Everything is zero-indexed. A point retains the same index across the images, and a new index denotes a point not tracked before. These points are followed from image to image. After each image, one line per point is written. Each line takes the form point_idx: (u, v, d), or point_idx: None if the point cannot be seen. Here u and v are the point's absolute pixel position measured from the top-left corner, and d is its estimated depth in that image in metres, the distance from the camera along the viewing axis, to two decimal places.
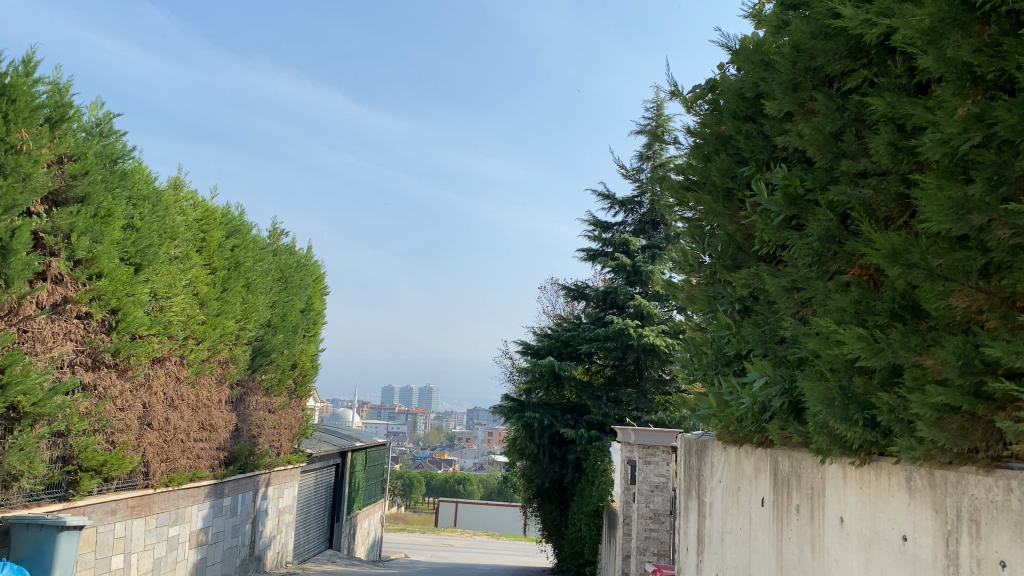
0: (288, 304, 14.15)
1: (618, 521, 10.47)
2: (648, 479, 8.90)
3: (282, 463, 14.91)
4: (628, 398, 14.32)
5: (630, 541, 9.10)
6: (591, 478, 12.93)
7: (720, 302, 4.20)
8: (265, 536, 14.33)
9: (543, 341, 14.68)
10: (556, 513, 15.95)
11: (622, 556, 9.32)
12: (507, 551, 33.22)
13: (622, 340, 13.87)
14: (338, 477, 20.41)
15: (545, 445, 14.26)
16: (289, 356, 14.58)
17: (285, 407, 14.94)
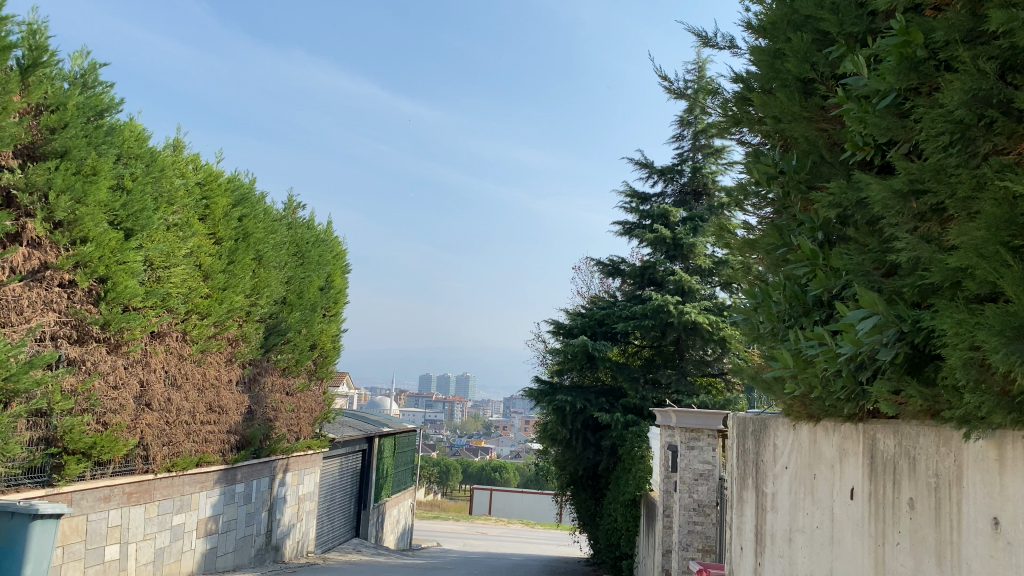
0: (304, 280, 13.38)
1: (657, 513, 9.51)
2: (691, 467, 7.94)
3: (302, 448, 14.19)
4: (667, 380, 13.31)
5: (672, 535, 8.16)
6: (628, 466, 12.00)
7: (794, 234, 3.25)
8: (283, 524, 13.62)
9: (576, 320, 13.72)
10: (590, 502, 15.06)
11: (662, 551, 8.39)
12: (541, 540, 32.35)
13: (662, 318, 12.80)
14: (365, 464, 19.69)
15: (577, 430, 13.33)
16: (307, 336, 13.83)
17: (303, 389, 14.20)
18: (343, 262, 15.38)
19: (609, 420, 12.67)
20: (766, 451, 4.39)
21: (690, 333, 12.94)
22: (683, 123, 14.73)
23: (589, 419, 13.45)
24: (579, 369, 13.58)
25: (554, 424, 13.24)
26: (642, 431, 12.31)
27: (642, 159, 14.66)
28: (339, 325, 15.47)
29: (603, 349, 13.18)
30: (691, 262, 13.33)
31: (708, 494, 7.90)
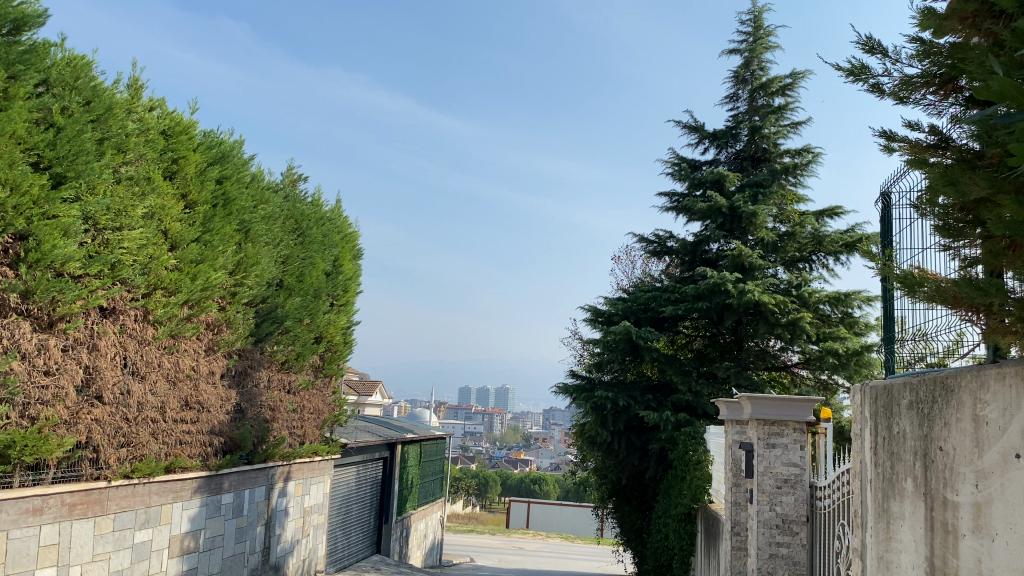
0: (306, 262, 11.76)
1: (723, 530, 7.61)
2: (773, 470, 6.06)
3: (307, 454, 12.53)
4: (725, 373, 11.41)
5: (749, 561, 6.29)
6: (682, 473, 10.11)
7: None
8: (284, 541, 11.95)
9: (617, 305, 11.86)
10: (635, 515, 13.19)
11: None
12: (581, 557, 30.46)
13: (718, 299, 10.85)
14: (386, 473, 17.97)
15: (619, 432, 11.48)
16: (311, 327, 12.19)
17: (307, 387, 12.55)
18: (353, 245, 13.72)
19: (656, 420, 10.80)
20: (954, 436, 2.58)
21: (752, 318, 10.98)
22: (739, 80, 12.91)
23: (633, 419, 11.59)
24: (621, 361, 11.71)
25: (593, 425, 11.40)
26: (699, 432, 10.43)
27: (691, 121, 12.76)
28: (351, 317, 13.80)
29: (649, 337, 11.30)
30: (751, 235, 11.39)
31: (795, 507, 6.01)
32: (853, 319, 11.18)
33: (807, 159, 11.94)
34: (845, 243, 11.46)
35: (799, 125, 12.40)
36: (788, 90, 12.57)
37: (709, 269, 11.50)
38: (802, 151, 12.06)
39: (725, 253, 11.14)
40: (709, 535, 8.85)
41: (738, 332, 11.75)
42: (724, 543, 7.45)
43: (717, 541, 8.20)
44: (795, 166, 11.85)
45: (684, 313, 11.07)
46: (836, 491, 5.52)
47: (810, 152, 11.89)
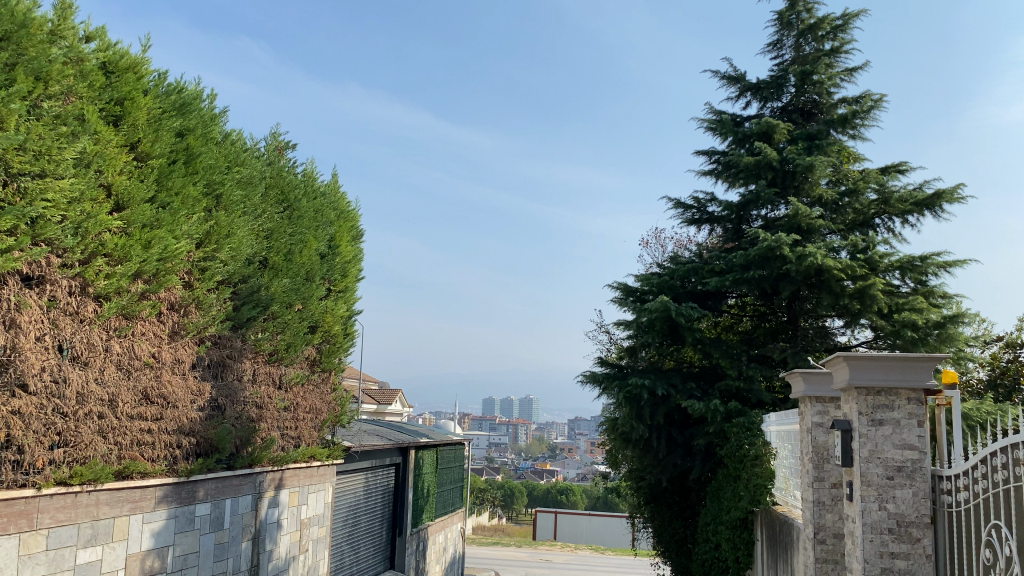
0: (295, 239, 10.33)
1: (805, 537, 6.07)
2: (884, 458, 4.73)
3: (302, 459, 11.06)
4: (781, 354, 9.84)
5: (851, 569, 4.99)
6: (737, 471, 8.55)
7: None
8: (277, 557, 10.48)
9: (651, 279, 10.33)
10: (676, 523, 11.63)
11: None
12: (613, 569, 28.72)
13: (775, 266, 9.29)
14: (399, 482, 16.46)
15: (657, 426, 9.95)
16: (303, 315, 10.75)
17: (301, 383, 11.11)
18: (351, 224, 12.28)
19: (701, 411, 9.25)
20: None
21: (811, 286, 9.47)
22: (784, 25, 11.42)
23: (674, 411, 10.05)
24: (658, 344, 10.17)
25: (627, 419, 9.87)
26: (754, 422, 8.86)
27: (731, 72, 11.28)
28: (352, 306, 12.37)
29: (690, 314, 9.74)
30: (805, 191, 9.85)
31: (913, 506, 4.64)
32: (927, 290, 9.66)
33: (867, 105, 10.37)
34: (914, 202, 9.86)
35: (855, 71, 10.84)
36: (839, 33, 11.06)
37: (761, 233, 9.93)
38: (861, 99, 10.49)
39: (779, 213, 9.59)
40: (775, 545, 7.29)
41: (793, 308, 10.19)
42: (806, 552, 6.06)
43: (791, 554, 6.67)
44: (855, 114, 10.30)
45: (733, 283, 9.52)
46: (979, 482, 4.09)
47: (870, 98, 10.31)
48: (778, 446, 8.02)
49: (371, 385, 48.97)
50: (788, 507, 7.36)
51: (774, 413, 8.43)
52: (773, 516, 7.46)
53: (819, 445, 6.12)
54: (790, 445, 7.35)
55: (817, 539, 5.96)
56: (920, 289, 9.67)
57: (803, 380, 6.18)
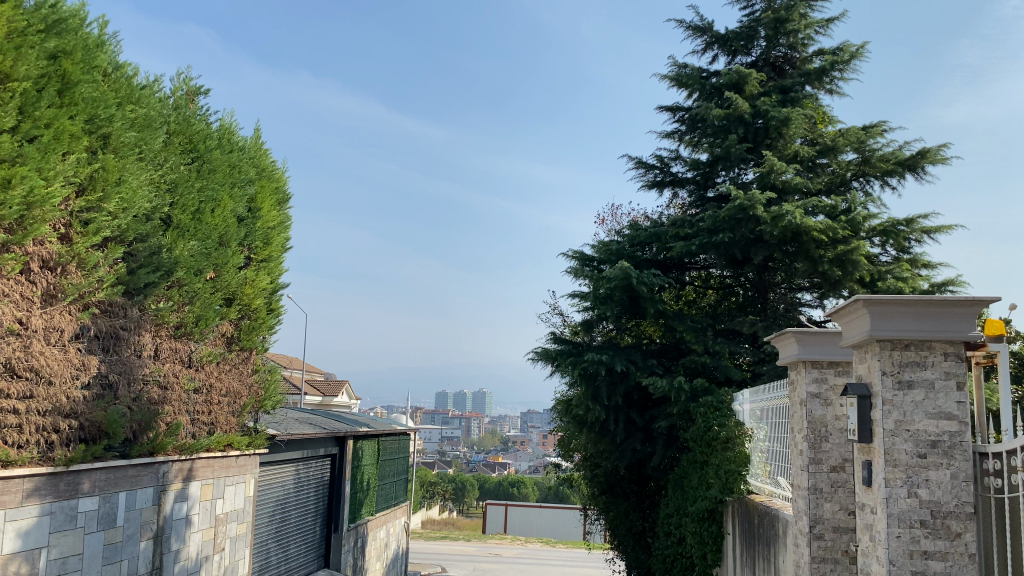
0: (204, 197, 9.05)
1: (806, 530, 5.22)
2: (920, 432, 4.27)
3: (215, 447, 9.79)
4: (752, 328, 8.92)
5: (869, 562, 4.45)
6: (705, 459, 7.61)
7: None
8: (186, 559, 9.22)
9: (608, 248, 9.29)
10: (634, 515, 10.66)
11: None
12: (563, 563, 27.78)
13: (746, 228, 8.36)
14: (335, 474, 15.22)
15: (615, 407, 8.94)
16: (212, 286, 9.47)
17: (215, 361, 9.83)
18: (275, 187, 11.05)
19: (665, 389, 8.28)
20: None
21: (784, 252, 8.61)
22: None
23: (633, 391, 9.05)
24: (616, 316, 9.16)
25: (582, 399, 8.83)
26: (724, 401, 7.92)
27: (698, 22, 10.34)
28: (277, 278, 11.14)
29: (652, 282, 8.75)
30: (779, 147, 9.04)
31: (953, 494, 4.16)
32: (910, 258, 8.89)
33: (846, 57, 9.54)
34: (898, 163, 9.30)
35: (830, 22, 10.00)
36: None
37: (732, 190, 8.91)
38: (839, 50, 9.80)
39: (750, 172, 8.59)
40: (753, 539, 6.36)
41: (763, 279, 9.29)
42: (804, 546, 5.26)
43: (779, 548, 5.79)
44: (832, 65, 9.56)
45: (699, 248, 8.53)
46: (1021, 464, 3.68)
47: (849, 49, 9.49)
48: (755, 424, 7.02)
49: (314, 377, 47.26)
50: (768, 496, 6.47)
51: (751, 388, 7.39)
52: (752, 506, 6.46)
53: (817, 420, 5.39)
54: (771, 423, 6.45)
55: (814, 532, 5.19)
56: (903, 257, 8.89)
57: (805, 340, 5.47)
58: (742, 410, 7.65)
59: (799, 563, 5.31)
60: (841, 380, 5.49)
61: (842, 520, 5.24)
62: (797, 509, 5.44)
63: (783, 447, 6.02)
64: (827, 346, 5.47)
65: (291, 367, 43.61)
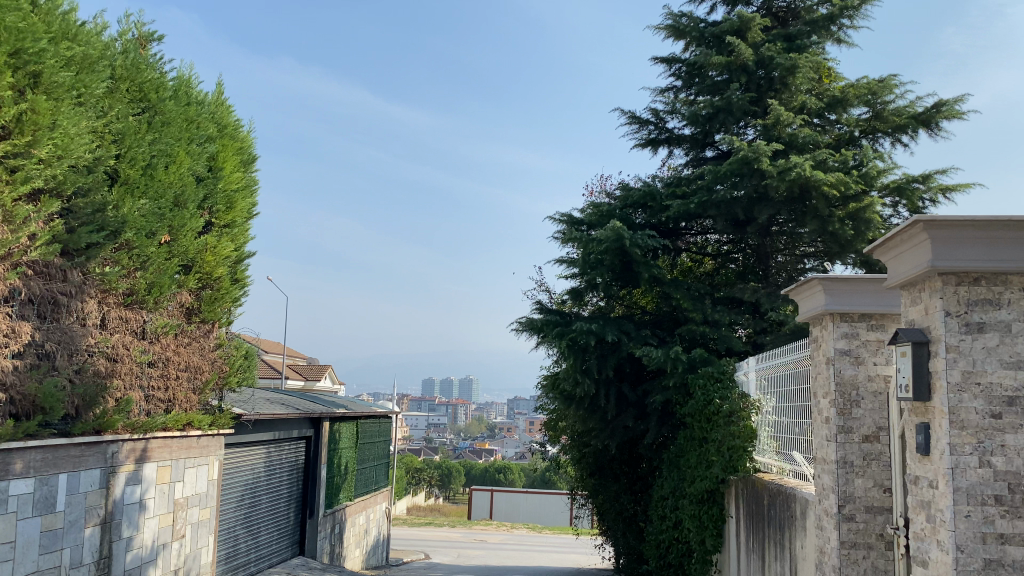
0: (157, 151, 8.23)
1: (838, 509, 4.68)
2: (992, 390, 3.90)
3: (170, 427, 8.99)
4: (753, 296, 8.24)
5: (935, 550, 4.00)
6: (705, 435, 6.94)
7: None
8: (140, 546, 8.48)
9: (600, 208, 8.57)
10: (625, 498, 10.01)
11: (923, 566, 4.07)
12: (550, 549, 27.17)
13: (752, 182, 7.81)
14: (310, 458, 14.49)
15: (606, 381, 8.25)
16: (166, 251, 8.67)
17: (171, 333, 9.05)
18: (239, 147, 10.25)
19: (660, 360, 7.60)
20: None
21: (789, 211, 8.18)
22: None
23: (625, 363, 8.35)
24: (607, 283, 8.46)
25: (570, 373, 8.13)
26: (725, 372, 7.25)
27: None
28: (243, 246, 10.37)
29: (646, 245, 8.05)
30: (785, 97, 9.32)
31: None
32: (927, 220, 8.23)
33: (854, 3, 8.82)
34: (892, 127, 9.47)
35: None
36: None
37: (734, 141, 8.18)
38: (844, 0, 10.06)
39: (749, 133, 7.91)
40: (766, 521, 5.77)
41: (765, 245, 8.75)
42: (830, 528, 4.75)
43: (799, 532, 5.22)
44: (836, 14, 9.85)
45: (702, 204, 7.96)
46: None
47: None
48: (764, 396, 6.38)
49: (296, 362, 46.36)
50: (782, 472, 5.89)
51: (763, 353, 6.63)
52: (764, 486, 5.83)
53: (847, 381, 4.90)
54: (790, 390, 5.85)
55: (844, 513, 4.68)
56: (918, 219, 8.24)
57: (834, 289, 4.94)
58: (745, 378, 6.96)
59: (824, 549, 4.80)
60: (874, 336, 4.97)
61: (875, 500, 4.73)
62: (821, 487, 4.94)
63: (805, 416, 5.44)
64: (856, 295, 4.96)
65: (271, 351, 42.74)
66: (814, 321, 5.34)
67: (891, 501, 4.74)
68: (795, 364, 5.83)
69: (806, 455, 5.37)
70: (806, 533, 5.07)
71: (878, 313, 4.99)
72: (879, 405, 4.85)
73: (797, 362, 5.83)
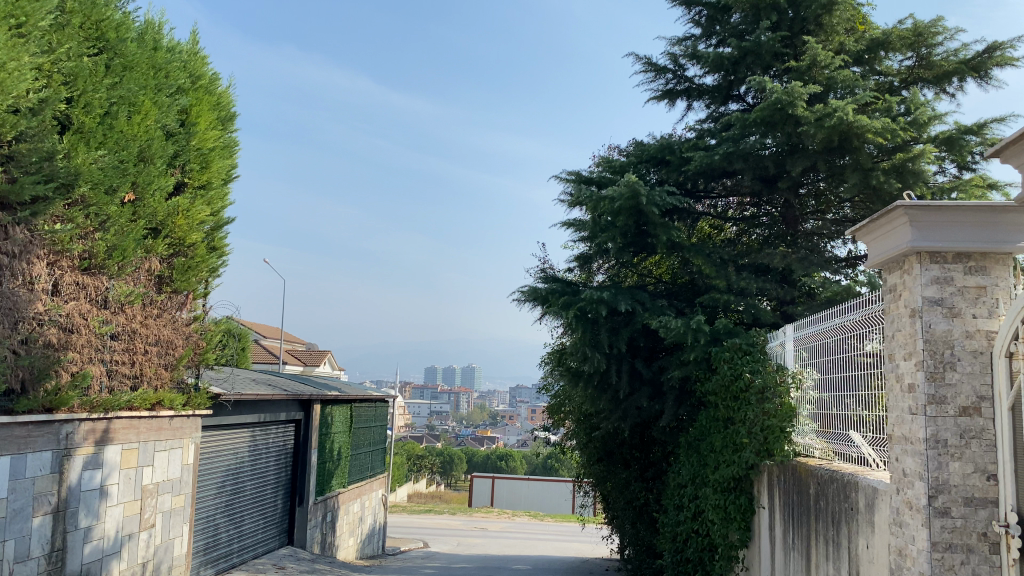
0: (117, 97, 7.35)
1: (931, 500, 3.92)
2: None
3: (136, 406, 8.13)
4: (783, 261, 7.46)
5: None
6: (735, 416, 6.11)
7: None
8: (102, 536, 7.68)
9: (615, 162, 7.74)
10: (635, 486, 9.19)
11: None
12: (552, 537, 26.44)
13: (786, 128, 7.44)
14: (300, 442, 13.67)
15: (617, 355, 7.39)
16: (131, 211, 7.80)
17: (138, 302, 8.19)
18: (217, 102, 9.40)
19: (679, 331, 6.75)
20: None
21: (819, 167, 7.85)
22: None
23: (639, 336, 7.52)
24: (620, 248, 7.60)
25: (578, 345, 7.29)
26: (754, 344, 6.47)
27: None
28: (220, 210, 9.53)
29: (664, 203, 7.16)
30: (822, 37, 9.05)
31: None
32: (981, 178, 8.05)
33: None
34: (932, 76, 9.41)
35: None
36: None
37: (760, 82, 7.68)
38: None
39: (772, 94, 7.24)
40: (816, 513, 4.98)
41: (793, 207, 8.42)
42: (916, 524, 4.00)
43: (868, 528, 4.42)
44: None
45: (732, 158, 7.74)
46: None
47: None
48: (806, 367, 5.61)
49: (295, 347, 45.55)
50: (837, 462, 5.10)
51: (800, 321, 5.86)
52: (815, 473, 5.02)
53: (938, 337, 4.10)
54: (846, 362, 5.06)
55: (936, 506, 3.92)
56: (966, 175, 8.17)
57: (923, 220, 4.15)
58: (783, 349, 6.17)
59: (906, 551, 4.04)
60: (970, 286, 4.14)
61: (976, 490, 3.94)
62: (902, 474, 4.18)
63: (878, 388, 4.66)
64: (954, 232, 4.13)
65: (268, 336, 41.92)
66: (895, 267, 4.48)
67: (996, 492, 3.94)
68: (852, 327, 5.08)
69: (880, 436, 4.59)
70: (882, 529, 4.28)
71: (979, 254, 4.17)
72: (981, 368, 4.05)
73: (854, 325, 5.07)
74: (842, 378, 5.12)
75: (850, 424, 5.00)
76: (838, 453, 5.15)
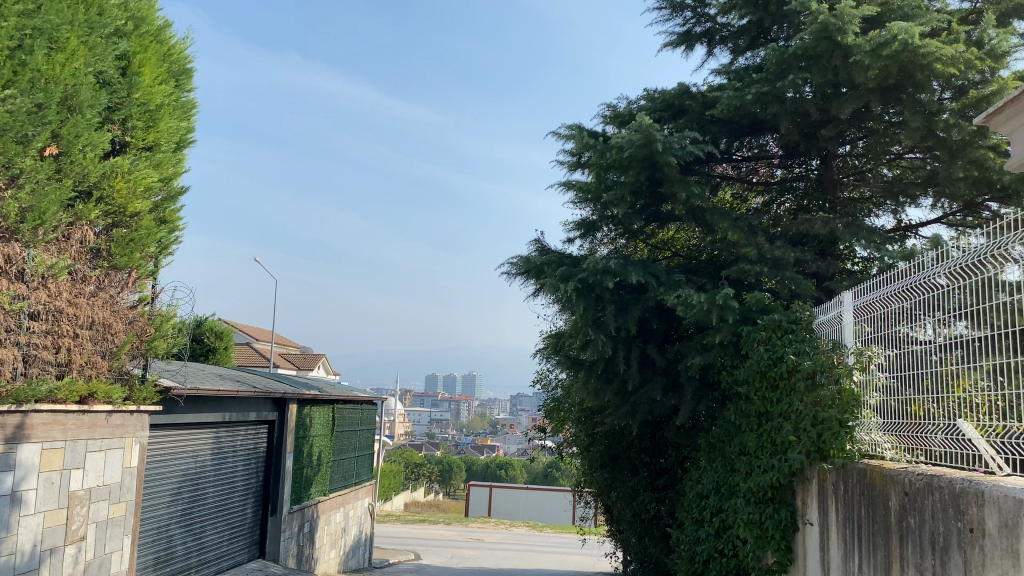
0: (30, 28, 6.18)
1: None
2: None
3: (58, 398, 6.92)
4: (823, 228, 6.27)
5: None
6: (782, 409, 5.03)
7: None
8: (13, 552, 6.47)
9: (622, 111, 6.55)
10: (645, 495, 7.99)
11: None
12: (550, 550, 25.20)
13: (831, 67, 6.91)
14: (273, 444, 12.45)
15: (625, 338, 6.27)
16: (51, 167, 6.62)
17: (67, 276, 7.01)
18: (166, 54, 8.25)
19: (702, 310, 5.62)
20: None
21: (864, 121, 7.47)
22: None
23: (651, 317, 6.36)
24: (629, 211, 6.44)
25: (580, 326, 6.12)
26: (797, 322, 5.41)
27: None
28: (170, 177, 8.35)
29: (685, 152, 5.96)
30: None
31: None
32: None
33: None
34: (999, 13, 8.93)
35: None
36: None
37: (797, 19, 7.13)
38: None
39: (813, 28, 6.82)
40: (897, 534, 3.81)
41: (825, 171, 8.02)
42: None
43: (975, 553, 3.22)
44: None
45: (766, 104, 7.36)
46: None
47: None
48: (880, 348, 4.45)
49: (288, 351, 44.37)
50: (921, 469, 3.92)
51: (863, 286, 4.79)
52: (889, 479, 3.94)
53: None
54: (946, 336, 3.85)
55: None
56: None
57: None
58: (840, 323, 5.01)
59: None
60: None
61: None
62: None
63: (992, 360, 3.42)
64: None
65: (260, 339, 40.76)
66: None
67: None
68: (924, 295, 4.09)
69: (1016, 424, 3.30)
70: (999, 559, 3.02)
71: None
72: None
73: (930, 290, 4.06)
74: (937, 349, 3.92)
75: (958, 412, 3.79)
76: (923, 451, 4.08)
